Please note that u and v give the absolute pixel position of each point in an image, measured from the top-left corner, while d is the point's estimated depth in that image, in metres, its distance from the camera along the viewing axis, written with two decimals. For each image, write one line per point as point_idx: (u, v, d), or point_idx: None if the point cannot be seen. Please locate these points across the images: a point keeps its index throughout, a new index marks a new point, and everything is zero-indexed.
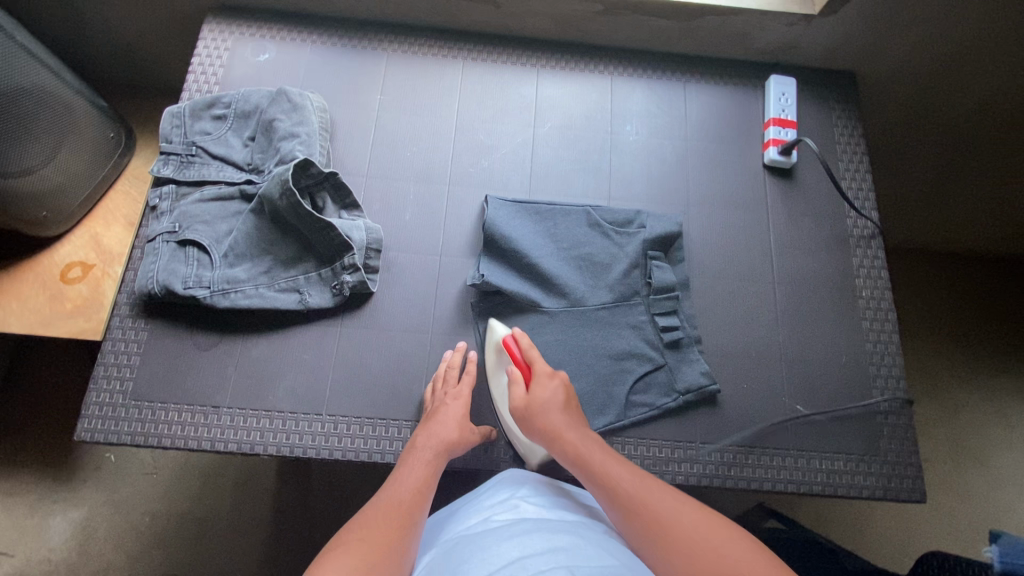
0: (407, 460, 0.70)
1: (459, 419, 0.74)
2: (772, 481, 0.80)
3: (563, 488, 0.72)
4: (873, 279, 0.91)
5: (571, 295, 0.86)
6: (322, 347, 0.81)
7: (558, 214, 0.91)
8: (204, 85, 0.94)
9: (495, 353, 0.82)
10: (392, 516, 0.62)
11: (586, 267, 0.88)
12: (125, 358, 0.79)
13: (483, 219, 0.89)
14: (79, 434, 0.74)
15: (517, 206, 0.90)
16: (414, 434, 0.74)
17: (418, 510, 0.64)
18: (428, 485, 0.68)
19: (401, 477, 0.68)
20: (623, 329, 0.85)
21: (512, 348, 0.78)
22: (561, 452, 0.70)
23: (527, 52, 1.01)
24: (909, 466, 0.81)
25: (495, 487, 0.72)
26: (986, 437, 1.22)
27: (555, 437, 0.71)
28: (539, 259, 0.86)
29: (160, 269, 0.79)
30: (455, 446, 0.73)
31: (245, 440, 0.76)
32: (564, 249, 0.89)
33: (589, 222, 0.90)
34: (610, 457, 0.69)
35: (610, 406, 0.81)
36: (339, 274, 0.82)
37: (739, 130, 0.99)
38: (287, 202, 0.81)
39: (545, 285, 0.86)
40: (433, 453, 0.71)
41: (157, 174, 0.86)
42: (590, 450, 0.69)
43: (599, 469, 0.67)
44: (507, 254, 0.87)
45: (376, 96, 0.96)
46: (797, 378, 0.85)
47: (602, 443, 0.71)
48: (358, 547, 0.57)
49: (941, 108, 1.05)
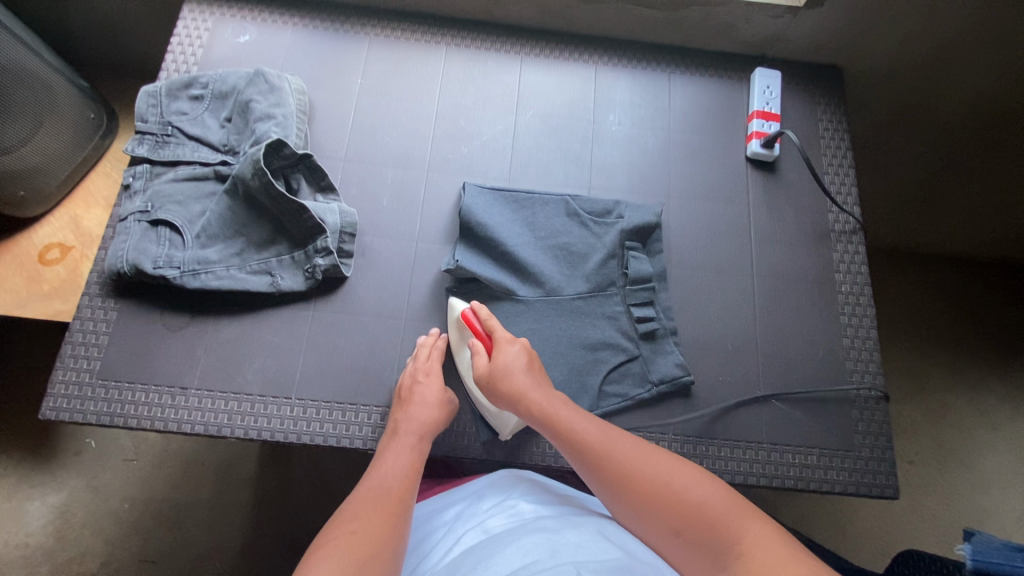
0: (390, 447, 0.69)
1: (436, 400, 0.74)
2: (744, 474, 0.79)
3: (552, 487, 0.72)
4: (853, 274, 0.91)
5: (547, 284, 0.85)
6: (293, 330, 0.81)
7: (537, 203, 0.90)
8: (183, 66, 0.93)
9: (457, 328, 0.81)
10: (383, 506, 0.61)
11: (563, 256, 0.87)
12: (93, 338, 0.78)
13: (460, 206, 0.88)
14: (44, 412, 0.73)
15: (496, 194, 0.90)
16: (392, 419, 0.73)
17: (409, 498, 0.64)
18: (415, 470, 0.67)
19: (387, 464, 0.67)
20: (598, 319, 0.84)
21: (471, 321, 0.78)
22: (528, 414, 0.69)
23: (510, 40, 1.00)
24: (883, 462, 0.81)
25: (482, 486, 0.72)
26: (968, 439, 1.21)
27: (519, 399, 0.70)
28: (516, 247, 0.86)
29: (130, 248, 0.78)
30: (436, 424, 0.73)
31: (212, 422, 0.76)
32: (541, 238, 0.88)
33: (568, 212, 0.90)
34: (576, 413, 0.68)
35: (583, 396, 0.81)
36: (311, 257, 0.81)
37: (722, 123, 0.98)
38: (260, 182, 0.80)
39: (521, 273, 0.86)
40: (417, 437, 0.70)
41: (131, 152, 0.85)
42: (555, 407, 0.69)
43: (566, 429, 0.67)
44: (483, 241, 0.86)
45: (356, 81, 0.95)
46: (773, 372, 0.85)
47: (565, 398, 0.71)
48: (352, 538, 0.56)
49: (928, 105, 1.04)
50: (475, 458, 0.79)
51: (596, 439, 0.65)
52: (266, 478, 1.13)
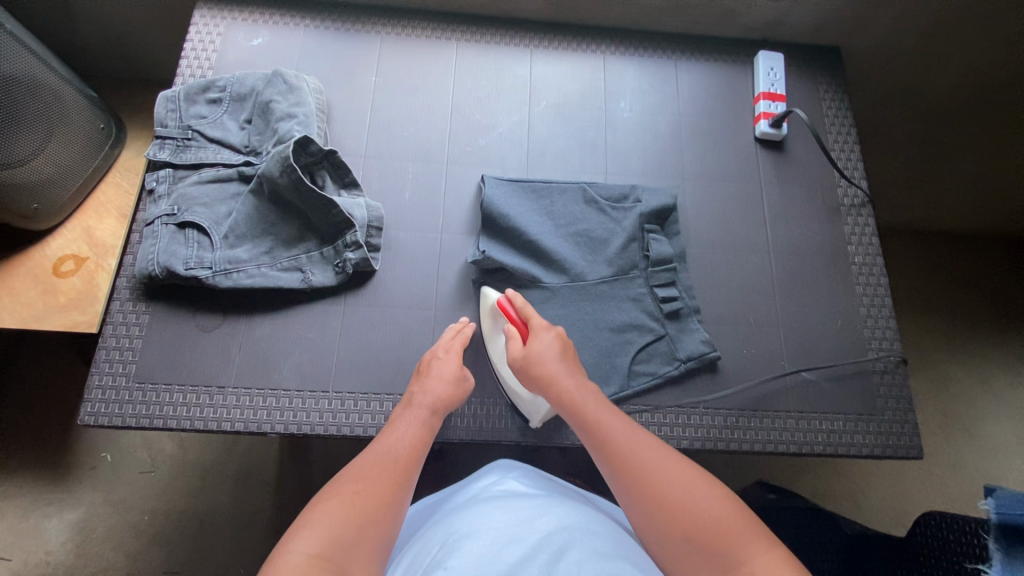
0: (402, 417, 0.70)
1: (453, 376, 0.74)
2: (775, 442, 0.81)
3: (546, 476, 0.72)
4: (865, 247, 0.93)
5: (571, 270, 0.86)
6: (325, 325, 0.82)
7: (555, 192, 0.92)
8: (198, 70, 0.94)
9: (490, 316, 0.82)
10: (387, 472, 0.61)
11: (584, 243, 0.89)
12: (127, 342, 0.78)
13: (481, 197, 0.89)
14: (83, 417, 0.73)
15: (514, 185, 0.91)
16: (409, 390, 0.74)
17: (412, 469, 0.64)
18: (423, 443, 0.67)
19: (397, 433, 0.67)
20: (623, 302, 0.86)
21: (506, 308, 0.78)
22: (557, 399, 0.70)
23: (519, 33, 1.02)
24: (905, 423, 0.83)
25: (483, 471, 0.73)
26: (973, 407, 1.25)
27: (552, 386, 0.70)
28: (539, 236, 0.87)
29: (160, 251, 0.78)
30: (448, 401, 0.72)
31: (251, 419, 0.76)
32: (562, 226, 0.90)
33: (586, 199, 0.92)
34: (604, 407, 0.68)
35: (613, 377, 0.82)
36: (341, 252, 0.82)
37: (730, 105, 1.01)
38: (288, 179, 0.81)
39: (544, 260, 0.87)
40: (430, 410, 0.70)
41: (153, 157, 0.85)
42: (585, 400, 0.68)
43: (592, 420, 0.66)
44: (506, 230, 0.87)
45: (371, 78, 0.96)
46: (795, 343, 0.87)
47: (599, 393, 0.70)
48: (351, 499, 0.57)
49: (924, 81, 1.08)
50: (511, 442, 0.80)
51: (619, 434, 0.64)
52: (289, 484, 1.12)
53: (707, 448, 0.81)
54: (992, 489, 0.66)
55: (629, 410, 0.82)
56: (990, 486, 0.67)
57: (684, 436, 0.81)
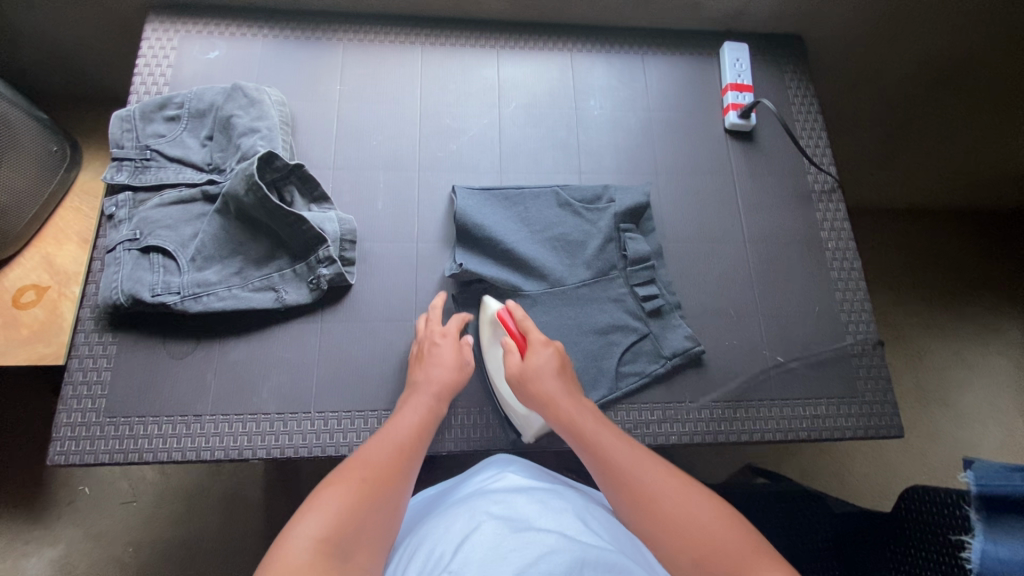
0: (408, 403, 0.70)
1: (456, 363, 0.75)
2: (761, 432, 0.82)
3: (546, 469, 0.72)
4: (837, 232, 0.95)
5: (551, 276, 0.86)
6: (303, 344, 0.80)
7: (528, 198, 0.91)
8: (153, 87, 0.91)
9: (490, 326, 0.81)
10: (393, 456, 0.62)
11: (562, 247, 0.89)
12: (95, 375, 0.75)
13: (453, 209, 0.88)
14: (52, 457, 0.70)
15: (486, 193, 0.90)
16: (411, 375, 0.74)
17: (417, 454, 0.65)
18: (427, 429, 0.68)
19: (403, 419, 0.68)
20: (605, 303, 0.86)
21: (505, 320, 0.77)
22: (556, 419, 0.69)
23: (482, 34, 1.00)
24: (886, 404, 0.85)
25: (486, 463, 0.72)
26: (946, 379, 1.28)
27: (549, 405, 0.70)
28: (515, 244, 0.86)
29: (124, 278, 0.75)
30: (452, 388, 0.73)
31: (232, 447, 0.74)
32: (537, 232, 0.89)
33: (560, 202, 0.91)
34: (607, 430, 0.67)
35: (601, 379, 0.82)
36: (315, 268, 0.80)
37: (699, 99, 1.01)
38: (254, 197, 0.78)
39: (523, 269, 0.86)
40: (434, 397, 0.71)
41: (111, 180, 0.82)
42: (584, 419, 0.68)
43: (594, 442, 0.65)
44: (481, 240, 0.86)
45: (335, 88, 0.94)
46: (775, 332, 0.88)
47: (598, 413, 0.70)
48: (358, 483, 0.57)
49: (885, 65, 1.10)
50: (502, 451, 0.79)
51: (622, 453, 0.64)
52: (278, 502, 1.10)
53: (696, 442, 0.81)
54: (970, 461, 0.65)
55: (617, 412, 0.82)
56: (968, 457, 0.66)
57: (672, 432, 0.81)
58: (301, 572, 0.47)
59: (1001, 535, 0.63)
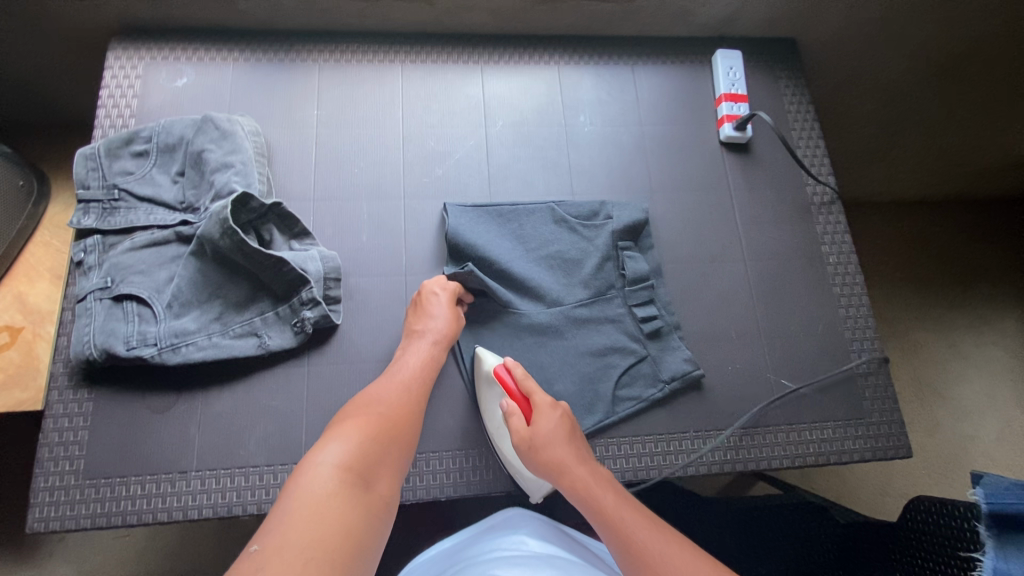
0: (409, 347, 0.74)
1: (451, 312, 0.77)
2: (767, 459, 0.80)
3: (564, 528, 0.71)
4: (839, 246, 0.92)
5: (546, 297, 0.83)
6: (291, 390, 0.76)
7: (522, 215, 0.88)
8: (119, 120, 0.86)
9: (488, 382, 0.77)
10: (401, 398, 0.67)
11: (558, 266, 0.86)
12: (71, 434, 0.72)
13: (445, 229, 0.85)
14: (30, 525, 0.67)
15: (479, 211, 0.87)
16: (408, 323, 0.77)
17: (422, 396, 0.69)
18: (429, 375, 0.72)
19: (406, 361, 0.72)
20: (602, 324, 0.83)
21: (505, 379, 0.73)
22: (568, 488, 0.66)
23: (465, 48, 0.96)
24: (893, 424, 0.83)
25: (500, 520, 0.70)
26: (946, 374, 1.27)
27: (561, 474, 0.66)
28: (509, 264, 0.83)
29: (96, 331, 0.71)
30: (450, 336, 0.76)
31: (220, 503, 0.70)
32: (532, 250, 0.86)
33: (555, 219, 0.88)
34: (624, 502, 0.64)
35: (598, 404, 0.79)
36: (298, 311, 0.77)
37: (692, 109, 0.97)
38: (230, 241, 0.74)
39: (518, 287, 0.83)
40: (432, 344, 0.74)
41: (78, 225, 0.77)
42: (600, 490, 0.65)
43: (614, 516, 0.62)
44: (473, 261, 0.83)
45: (312, 113, 0.89)
46: (778, 353, 0.86)
47: (613, 481, 0.67)
48: (371, 420, 0.61)
49: (881, 66, 1.07)
50: (502, 493, 0.76)
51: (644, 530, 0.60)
52: None
53: (702, 474, 0.79)
54: (978, 477, 0.63)
55: (619, 444, 0.79)
56: (975, 473, 0.64)
57: (677, 464, 0.79)
58: (324, 499, 0.52)
59: (1013, 552, 0.60)
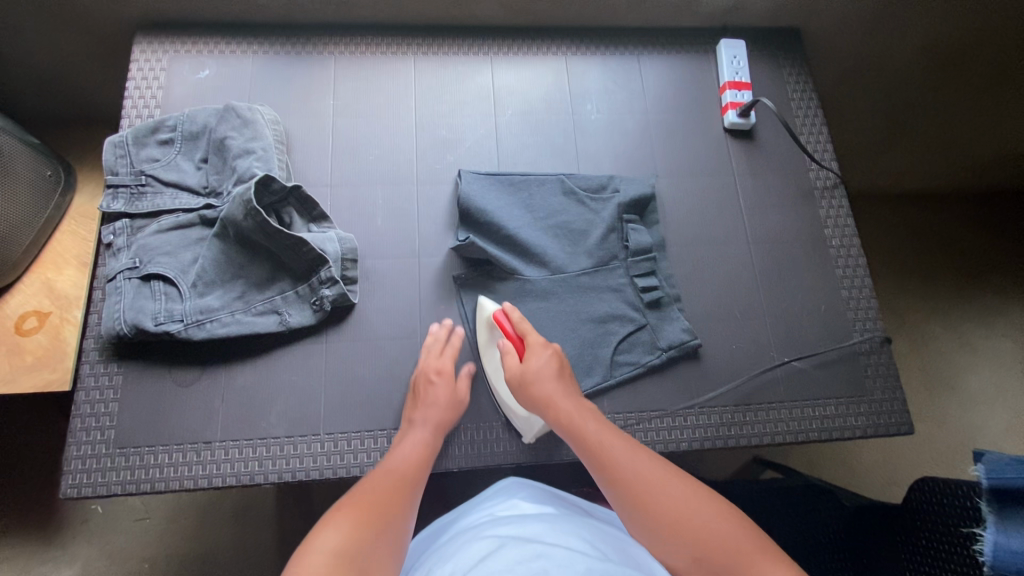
0: (405, 436, 0.71)
1: (449, 400, 0.75)
2: (771, 434, 0.82)
3: (559, 492, 0.71)
4: (841, 229, 0.94)
5: (551, 264, 0.86)
6: (309, 365, 0.79)
7: (533, 184, 0.91)
8: (144, 110, 0.90)
9: (487, 328, 0.81)
10: (397, 478, 0.64)
11: (564, 235, 0.89)
12: (102, 406, 0.75)
13: (458, 194, 0.88)
14: (64, 491, 0.70)
15: (491, 179, 0.90)
16: (407, 414, 0.74)
17: (420, 476, 0.66)
18: (427, 459, 0.69)
19: (402, 449, 0.69)
20: (604, 292, 0.86)
21: (501, 322, 0.78)
22: (554, 419, 0.70)
23: (476, 40, 0.99)
24: (895, 401, 0.85)
25: (495, 489, 0.71)
26: (950, 363, 1.28)
27: (548, 408, 0.70)
28: (517, 230, 0.86)
29: (126, 308, 0.75)
30: (449, 421, 0.74)
31: (243, 472, 0.74)
32: (540, 219, 0.89)
33: (564, 190, 0.91)
34: (607, 430, 0.67)
35: (596, 368, 0.82)
36: (317, 289, 0.80)
37: (696, 97, 1.00)
38: (253, 222, 0.77)
39: (525, 255, 0.86)
40: (430, 431, 0.72)
41: (107, 209, 0.81)
42: (584, 420, 0.68)
43: (596, 444, 0.65)
44: (484, 226, 0.86)
45: (328, 103, 0.93)
46: (781, 332, 0.88)
47: (598, 414, 0.70)
48: (365, 504, 0.58)
49: (884, 56, 1.09)
50: (513, 463, 0.78)
51: (623, 454, 0.63)
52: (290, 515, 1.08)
53: (705, 447, 0.81)
54: (980, 454, 0.63)
55: (625, 418, 0.81)
56: (977, 451, 0.64)
57: (681, 437, 0.81)
58: None
59: (1013, 527, 0.60)
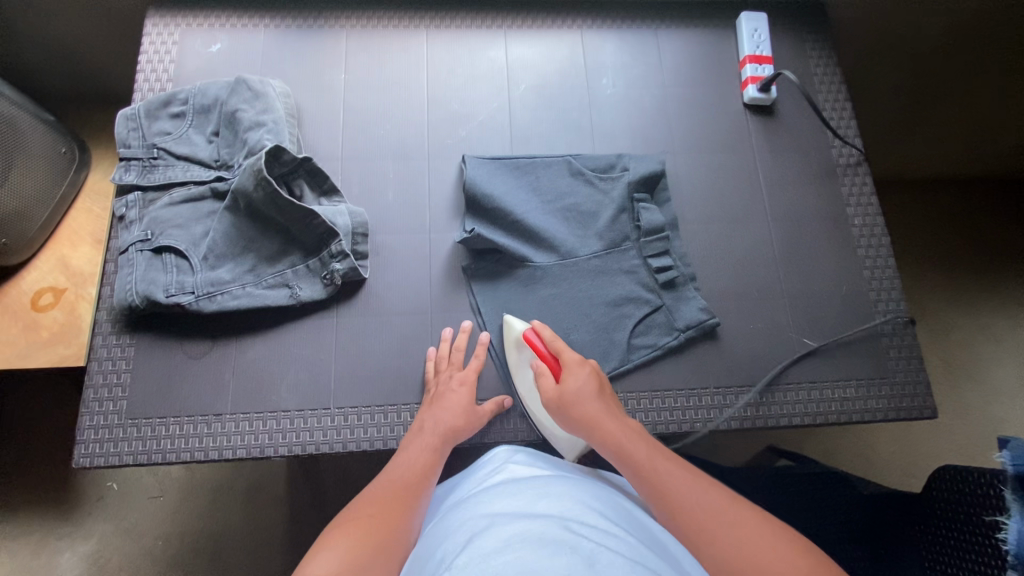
0: (411, 443, 0.69)
1: (465, 408, 0.73)
2: (788, 416, 0.80)
3: (557, 458, 0.71)
4: (864, 207, 0.91)
5: (561, 248, 0.84)
6: (319, 340, 0.79)
7: (539, 167, 0.89)
8: (157, 84, 0.89)
9: (518, 349, 0.78)
10: (398, 492, 0.61)
11: (573, 217, 0.87)
12: (115, 377, 0.75)
13: (463, 179, 0.87)
14: (77, 459, 0.71)
15: (496, 163, 0.88)
16: (418, 418, 0.73)
17: (425, 488, 0.64)
18: (431, 471, 0.66)
19: (403, 459, 0.67)
20: (617, 275, 0.84)
21: (534, 342, 0.74)
22: (600, 443, 0.64)
23: (489, 15, 0.97)
24: (918, 384, 0.82)
25: (489, 456, 0.71)
26: (974, 353, 1.24)
27: (593, 430, 0.65)
28: (525, 215, 0.85)
29: (138, 280, 0.75)
30: (460, 432, 0.71)
31: (253, 445, 0.74)
32: (549, 202, 0.87)
33: (572, 171, 0.89)
34: (657, 455, 0.61)
35: (612, 352, 0.80)
36: (327, 263, 0.79)
37: (715, 72, 0.97)
38: (264, 193, 0.77)
39: (534, 240, 0.85)
40: (439, 438, 0.69)
41: (120, 181, 0.81)
42: (631, 443, 0.62)
43: (648, 470, 0.60)
44: (490, 212, 0.85)
45: (340, 77, 0.91)
46: (800, 313, 0.86)
47: (644, 434, 0.65)
48: (364, 522, 0.55)
49: (912, 31, 1.05)
50: (524, 441, 0.78)
51: (679, 480, 0.58)
52: (301, 495, 1.08)
53: (719, 428, 0.79)
54: (1004, 440, 0.60)
55: (639, 398, 0.80)
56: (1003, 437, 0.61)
57: (696, 419, 0.79)
58: None
59: None
